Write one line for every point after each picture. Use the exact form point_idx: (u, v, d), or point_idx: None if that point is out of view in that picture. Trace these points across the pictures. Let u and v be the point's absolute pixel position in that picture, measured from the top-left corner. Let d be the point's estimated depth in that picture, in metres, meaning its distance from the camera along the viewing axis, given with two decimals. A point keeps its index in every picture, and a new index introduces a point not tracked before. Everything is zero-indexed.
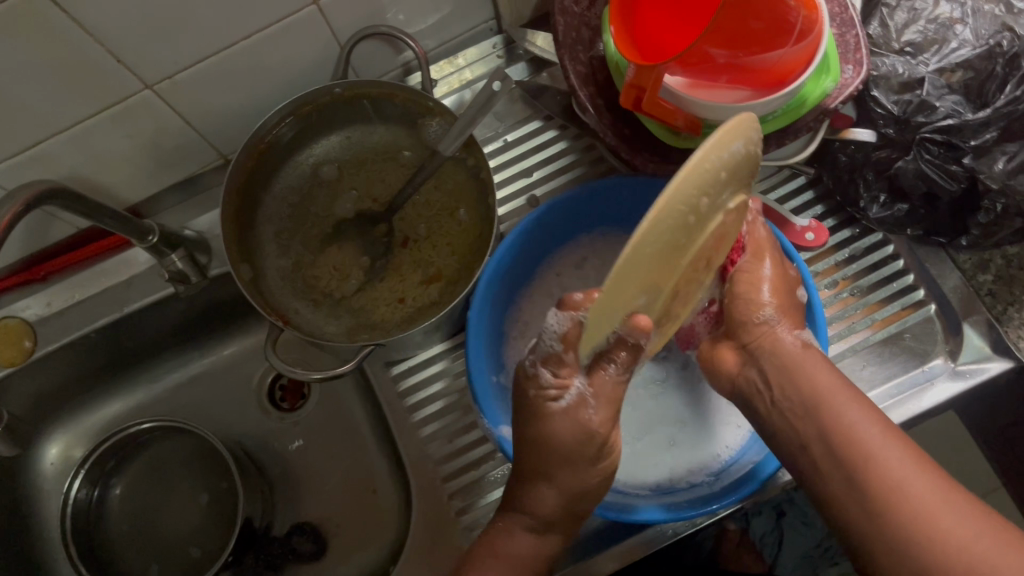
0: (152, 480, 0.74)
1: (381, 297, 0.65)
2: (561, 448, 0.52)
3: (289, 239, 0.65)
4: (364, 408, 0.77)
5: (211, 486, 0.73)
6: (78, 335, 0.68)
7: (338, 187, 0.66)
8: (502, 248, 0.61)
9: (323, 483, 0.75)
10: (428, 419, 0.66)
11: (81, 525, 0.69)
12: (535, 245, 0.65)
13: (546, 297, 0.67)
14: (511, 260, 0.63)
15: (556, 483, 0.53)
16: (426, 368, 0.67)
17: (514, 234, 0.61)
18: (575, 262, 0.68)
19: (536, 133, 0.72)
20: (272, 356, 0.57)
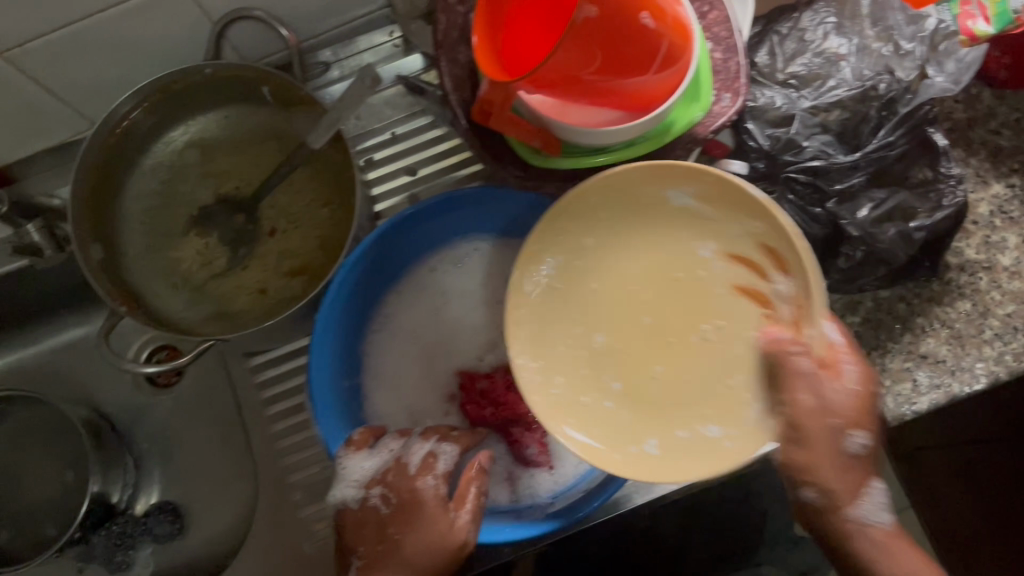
0: (10, 452, 0.72)
1: (243, 286, 0.63)
2: (416, 545, 0.53)
3: (155, 218, 0.64)
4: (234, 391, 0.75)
5: (72, 461, 0.71)
6: None
7: (208, 170, 0.64)
8: (359, 249, 0.58)
9: (191, 460, 0.75)
10: (285, 415, 0.64)
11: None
12: (391, 252, 0.62)
13: (415, 296, 0.66)
14: (365, 263, 0.60)
15: (402, 547, 0.53)
16: (291, 363, 0.65)
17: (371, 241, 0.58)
18: (447, 260, 0.66)
19: (425, 128, 0.69)
20: (105, 348, 0.56)
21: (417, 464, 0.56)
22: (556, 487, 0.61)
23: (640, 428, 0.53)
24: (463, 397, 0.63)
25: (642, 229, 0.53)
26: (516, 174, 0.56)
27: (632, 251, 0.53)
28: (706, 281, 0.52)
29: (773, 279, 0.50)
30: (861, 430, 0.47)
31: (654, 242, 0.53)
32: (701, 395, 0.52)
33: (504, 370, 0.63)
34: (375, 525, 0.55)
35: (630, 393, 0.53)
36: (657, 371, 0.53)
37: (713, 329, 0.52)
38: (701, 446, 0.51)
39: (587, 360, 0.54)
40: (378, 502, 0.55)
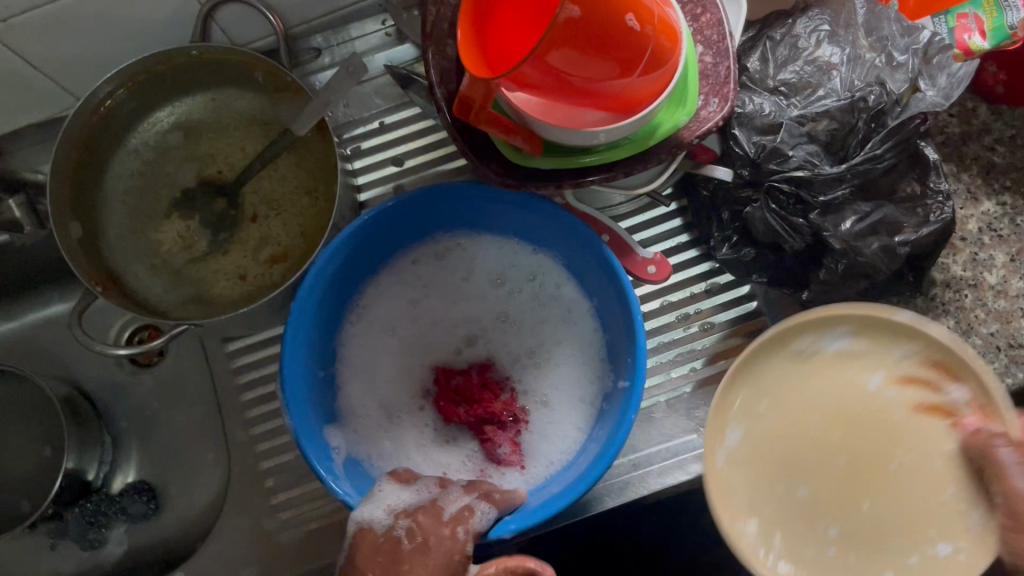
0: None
1: (223, 270, 0.63)
2: None
3: (137, 198, 0.64)
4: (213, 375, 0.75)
5: (50, 436, 0.71)
6: None
7: (193, 152, 0.64)
8: (337, 240, 0.57)
9: (168, 440, 0.75)
10: (260, 401, 0.64)
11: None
12: (372, 241, 0.62)
13: (394, 284, 0.65)
14: (347, 250, 0.60)
15: None
16: (267, 349, 0.65)
17: (347, 234, 0.58)
18: (429, 253, 0.65)
19: (413, 119, 0.69)
20: (77, 328, 0.56)
21: (452, 512, 0.54)
22: (525, 486, 0.60)
23: (808, 528, 0.52)
24: (437, 393, 0.63)
25: (817, 379, 0.52)
26: (497, 171, 0.56)
27: (811, 387, 0.52)
28: (884, 412, 0.51)
29: (949, 390, 0.50)
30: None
31: (801, 395, 0.52)
32: (904, 519, 0.50)
33: (480, 368, 0.64)
34: (391, 555, 0.51)
35: (822, 501, 0.51)
36: (791, 490, 0.52)
37: (899, 459, 0.50)
38: (939, 569, 0.49)
39: (776, 502, 0.52)
40: (401, 535, 0.52)
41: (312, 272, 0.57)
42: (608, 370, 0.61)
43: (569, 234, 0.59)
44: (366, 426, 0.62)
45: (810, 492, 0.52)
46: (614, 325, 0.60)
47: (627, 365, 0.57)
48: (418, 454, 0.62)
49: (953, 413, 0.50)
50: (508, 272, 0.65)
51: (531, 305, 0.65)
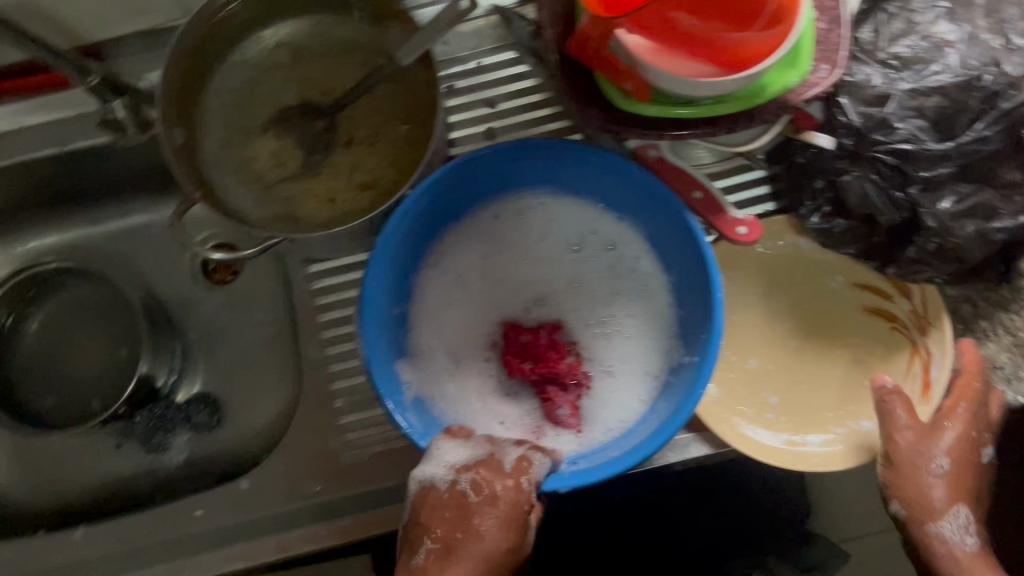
0: (65, 317, 0.74)
1: (312, 192, 0.64)
2: (490, 549, 0.53)
3: (235, 112, 0.64)
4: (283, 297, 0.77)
5: (127, 328, 0.73)
6: (17, 162, 0.68)
7: (293, 72, 0.64)
8: (424, 185, 0.56)
9: (235, 357, 0.77)
10: (336, 324, 0.66)
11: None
12: (455, 187, 0.59)
13: (469, 231, 0.62)
14: (430, 194, 0.58)
15: (478, 540, 0.53)
16: (345, 276, 0.66)
17: (435, 178, 0.57)
18: (508, 209, 0.62)
19: (510, 63, 0.69)
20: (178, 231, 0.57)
21: (509, 466, 0.54)
22: (579, 449, 0.58)
23: (761, 395, 0.61)
24: (505, 347, 0.61)
25: (774, 280, 0.63)
26: (600, 116, 0.56)
27: (780, 288, 0.63)
28: (835, 309, 0.63)
29: (896, 301, 0.60)
30: (942, 454, 0.56)
31: (766, 292, 0.63)
32: (844, 399, 0.60)
33: (550, 328, 0.61)
34: (459, 511, 0.54)
35: (789, 406, 0.60)
36: (761, 380, 0.61)
37: (842, 352, 0.62)
38: (863, 438, 0.58)
39: (735, 378, 0.61)
40: (467, 489, 0.54)
41: (399, 214, 0.56)
42: (676, 344, 0.59)
43: (657, 202, 0.57)
44: (431, 371, 0.60)
45: (782, 401, 0.60)
46: (692, 303, 0.58)
47: (700, 337, 0.56)
48: (478, 405, 0.60)
49: (894, 321, 0.61)
50: (586, 237, 0.62)
51: (607, 272, 0.62)
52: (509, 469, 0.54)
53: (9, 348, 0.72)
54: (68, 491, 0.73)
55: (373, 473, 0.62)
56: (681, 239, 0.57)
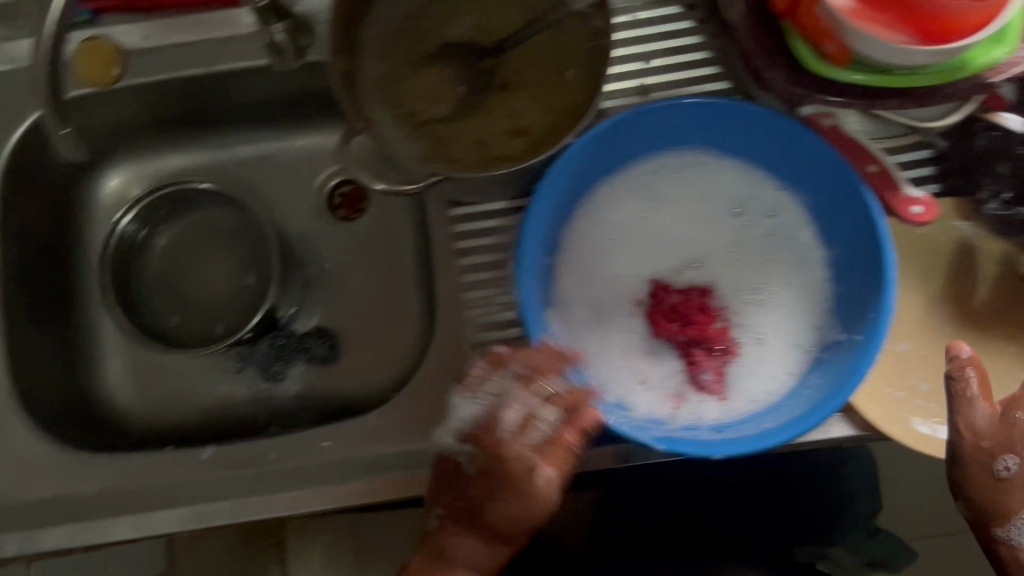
0: (194, 238, 0.74)
1: (464, 134, 0.63)
2: (505, 520, 0.55)
3: (395, 46, 0.64)
4: (409, 242, 0.76)
5: (256, 254, 0.73)
6: (165, 78, 0.68)
7: (456, 11, 0.63)
8: (592, 135, 0.56)
9: (351, 296, 0.76)
10: (474, 269, 0.65)
11: (116, 256, 0.70)
12: (621, 139, 0.58)
13: (628, 184, 0.61)
14: (597, 143, 0.57)
15: (485, 513, 0.55)
16: (484, 224, 0.65)
17: (602, 130, 0.56)
18: (663, 167, 0.61)
19: (671, 19, 0.67)
20: None
21: (509, 427, 0.55)
22: (723, 417, 0.57)
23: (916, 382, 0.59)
24: (652, 305, 0.60)
25: (934, 267, 0.61)
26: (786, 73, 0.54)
27: (940, 276, 0.61)
28: (994, 301, 0.61)
29: None
30: (1013, 453, 0.51)
31: (926, 278, 0.61)
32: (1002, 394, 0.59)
33: (700, 291, 0.60)
34: (462, 484, 0.56)
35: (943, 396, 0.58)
36: (914, 367, 0.59)
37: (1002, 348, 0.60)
38: None
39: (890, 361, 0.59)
40: (467, 460, 0.56)
41: (562, 163, 0.56)
42: (834, 322, 0.58)
43: (832, 173, 0.55)
44: (573, 323, 0.59)
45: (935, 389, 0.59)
46: (857, 280, 0.56)
47: (865, 316, 0.54)
48: (618, 361, 0.59)
49: None
50: (746, 202, 0.61)
51: (760, 241, 0.60)
52: (508, 432, 0.55)
53: (138, 262, 0.72)
54: (185, 413, 0.73)
55: None
56: (852, 215, 0.55)
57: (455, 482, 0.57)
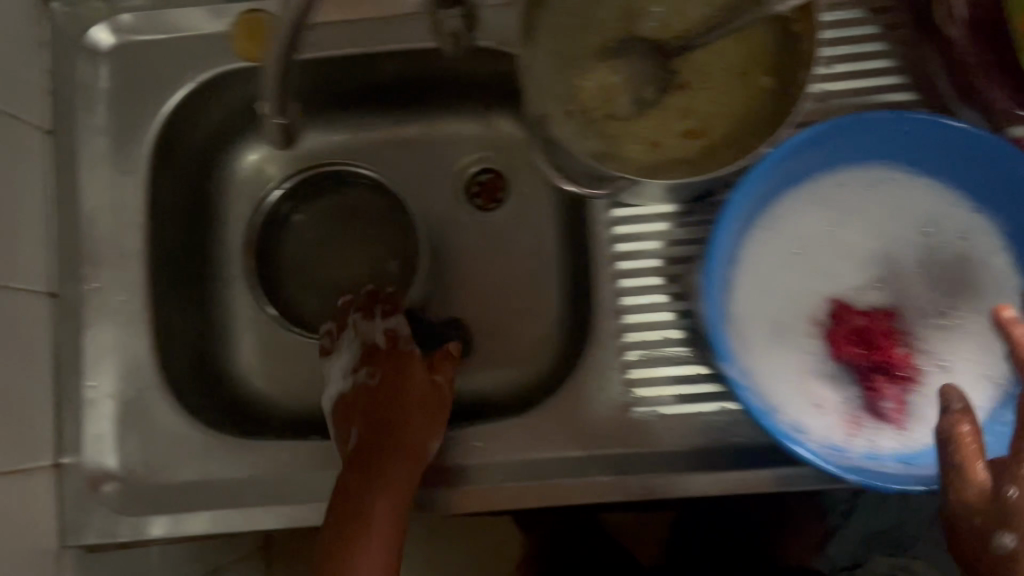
0: (331, 216, 0.72)
1: (637, 134, 0.61)
2: (411, 430, 0.59)
3: (570, 37, 0.60)
4: (550, 241, 0.73)
5: (396, 235, 0.71)
6: (324, 56, 0.66)
7: (635, 3, 0.60)
8: (788, 145, 0.53)
9: (487, 290, 0.74)
10: (637, 275, 0.62)
11: (253, 236, 0.69)
12: (816, 152, 0.56)
13: (815, 199, 0.58)
14: (793, 156, 0.55)
15: (418, 456, 0.58)
16: (647, 225, 0.63)
17: (794, 142, 0.54)
18: (857, 180, 0.58)
19: (853, 23, 0.63)
20: None
21: (385, 342, 0.65)
22: (906, 449, 0.55)
23: None
24: (833, 327, 0.57)
25: None
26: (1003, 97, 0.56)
27: None
28: None
29: None
30: (1013, 529, 0.41)
31: None
32: None
33: (885, 315, 0.57)
34: (379, 411, 0.60)
35: None
36: None
37: None
38: None
39: None
40: (365, 378, 0.63)
41: (752, 177, 0.53)
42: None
43: None
44: (750, 339, 0.57)
45: None
46: None
47: None
48: (795, 381, 0.57)
49: None
50: (940, 225, 0.58)
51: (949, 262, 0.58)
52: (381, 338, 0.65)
53: (281, 242, 0.71)
54: (314, 398, 0.70)
55: (664, 437, 0.60)
56: None
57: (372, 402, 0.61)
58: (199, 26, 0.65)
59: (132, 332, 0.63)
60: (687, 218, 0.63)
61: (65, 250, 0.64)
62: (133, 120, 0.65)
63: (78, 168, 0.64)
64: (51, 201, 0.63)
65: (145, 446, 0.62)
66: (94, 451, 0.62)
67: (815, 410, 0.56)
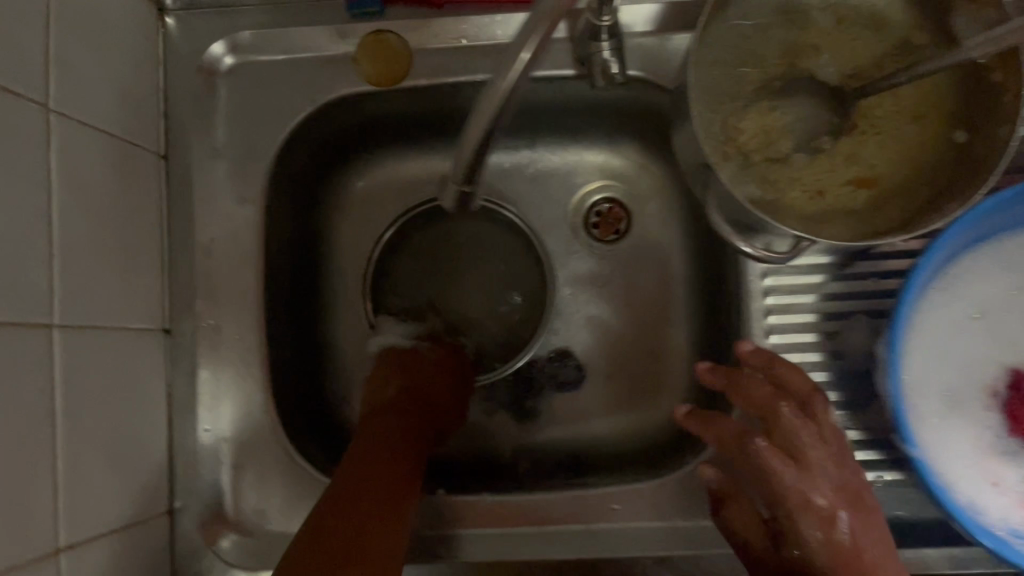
0: (439, 249, 0.70)
1: (799, 180, 0.56)
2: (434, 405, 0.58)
3: (730, 75, 0.56)
4: (676, 281, 0.69)
5: (506, 259, 0.70)
6: (454, 82, 0.62)
7: (803, 39, 0.56)
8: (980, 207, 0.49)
9: (610, 331, 0.70)
10: (789, 331, 0.58)
11: (370, 289, 0.68)
12: (1006, 212, 0.52)
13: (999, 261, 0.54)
14: (982, 217, 0.51)
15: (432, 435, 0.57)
16: (800, 277, 0.58)
17: (975, 212, 0.50)
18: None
19: None
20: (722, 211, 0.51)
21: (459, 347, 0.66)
22: None
23: None
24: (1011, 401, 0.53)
25: None
26: None
27: None
28: None
29: None
30: (846, 516, 0.47)
31: None
32: None
33: None
34: (421, 373, 0.60)
35: None
36: None
37: None
38: None
39: None
40: (422, 349, 0.63)
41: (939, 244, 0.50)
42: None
43: None
44: (921, 409, 0.53)
45: None
46: None
47: None
48: (969, 456, 0.53)
49: None
50: None
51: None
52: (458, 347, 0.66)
53: (401, 273, 0.70)
54: None
55: None
56: None
57: (411, 364, 0.61)
58: (325, 47, 0.61)
59: (247, 373, 0.60)
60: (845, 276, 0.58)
61: (178, 283, 0.60)
62: (251, 145, 0.61)
63: (194, 196, 0.61)
64: (165, 231, 0.60)
65: (257, 494, 0.59)
66: (206, 497, 0.59)
67: (987, 490, 0.53)
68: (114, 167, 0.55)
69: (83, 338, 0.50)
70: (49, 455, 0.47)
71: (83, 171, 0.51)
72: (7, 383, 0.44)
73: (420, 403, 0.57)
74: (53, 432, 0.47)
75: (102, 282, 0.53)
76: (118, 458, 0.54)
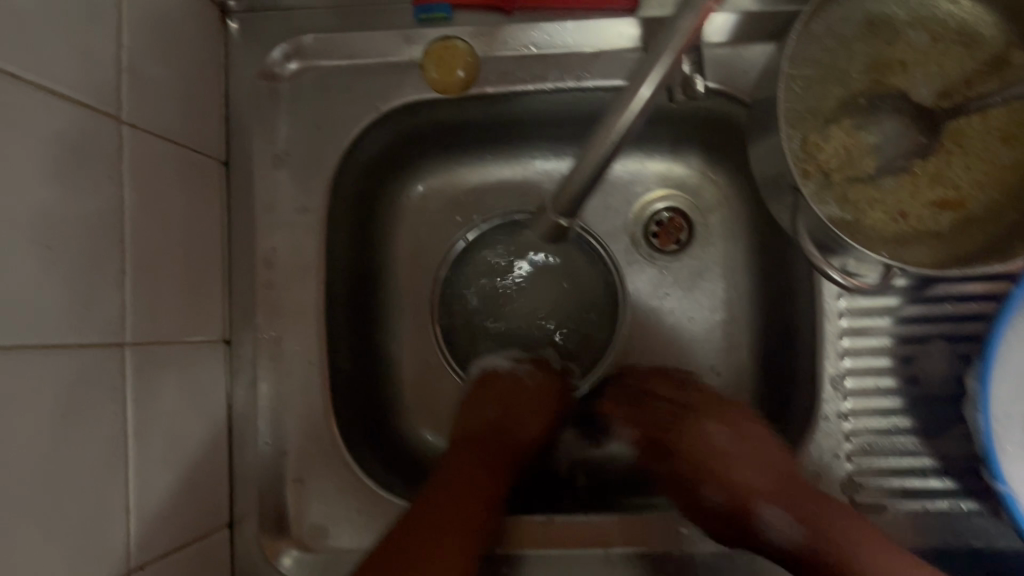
0: (509, 255, 0.68)
1: (879, 201, 0.54)
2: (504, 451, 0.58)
3: (811, 92, 0.55)
4: (740, 297, 0.68)
5: (573, 273, 0.69)
6: (520, 90, 0.60)
7: (888, 55, 0.54)
8: None
9: (670, 345, 0.68)
10: (863, 355, 0.57)
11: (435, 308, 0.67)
12: None
13: None
14: None
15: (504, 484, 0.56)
16: (877, 299, 0.57)
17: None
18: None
19: None
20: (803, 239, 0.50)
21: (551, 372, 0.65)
22: None
23: None
24: None
25: None
26: None
27: None
28: None
29: None
30: (771, 517, 0.54)
31: None
32: None
33: None
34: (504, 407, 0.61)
35: None
36: None
37: None
38: None
39: None
40: (523, 374, 0.63)
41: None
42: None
43: None
44: (1005, 438, 0.51)
45: None
46: None
47: None
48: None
49: None
50: None
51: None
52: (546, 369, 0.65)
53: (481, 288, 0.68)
54: None
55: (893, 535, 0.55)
56: None
57: (504, 393, 0.62)
58: (391, 52, 0.60)
59: (308, 385, 0.59)
60: (922, 303, 0.57)
61: (240, 293, 0.59)
62: (314, 152, 0.60)
63: (256, 204, 0.60)
64: (228, 239, 0.59)
65: (318, 508, 0.58)
66: (267, 509, 0.59)
67: None
68: (181, 175, 0.54)
69: (152, 351, 0.50)
70: (122, 472, 0.46)
71: (152, 181, 0.50)
72: (84, 400, 0.43)
73: (502, 445, 0.58)
74: (125, 448, 0.47)
75: (170, 294, 0.52)
76: (184, 471, 0.53)
